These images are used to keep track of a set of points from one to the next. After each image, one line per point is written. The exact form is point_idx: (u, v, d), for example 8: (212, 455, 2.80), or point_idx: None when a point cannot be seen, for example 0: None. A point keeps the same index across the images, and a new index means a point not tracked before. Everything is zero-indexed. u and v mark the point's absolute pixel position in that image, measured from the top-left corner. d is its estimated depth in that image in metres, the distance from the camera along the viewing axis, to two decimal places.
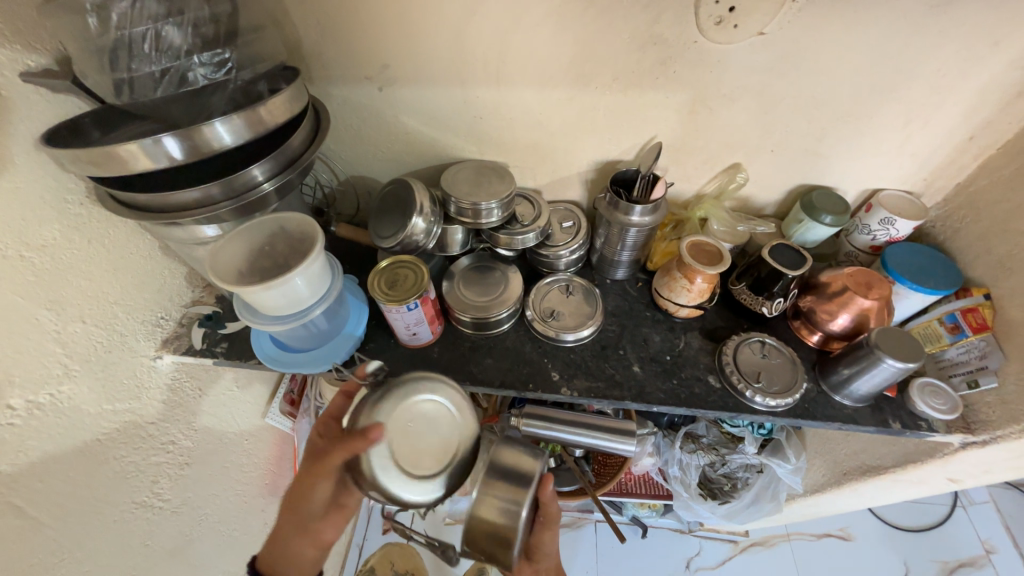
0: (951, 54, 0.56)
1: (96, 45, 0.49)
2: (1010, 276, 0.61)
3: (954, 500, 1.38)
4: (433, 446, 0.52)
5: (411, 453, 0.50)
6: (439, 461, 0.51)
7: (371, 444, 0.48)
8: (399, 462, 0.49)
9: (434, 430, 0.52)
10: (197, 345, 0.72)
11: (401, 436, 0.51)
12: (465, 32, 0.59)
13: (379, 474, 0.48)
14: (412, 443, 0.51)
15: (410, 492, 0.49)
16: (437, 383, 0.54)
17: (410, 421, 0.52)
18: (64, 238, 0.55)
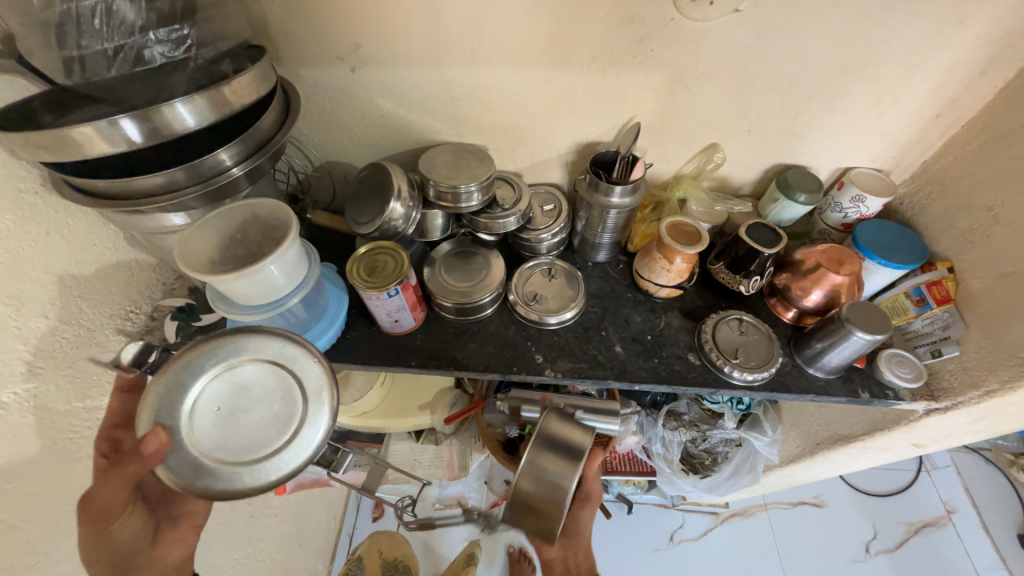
0: (919, 31, 0.57)
1: (39, 19, 0.45)
2: (972, 249, 0.64)
3: (918, 466, 1.46)
4: (265, 413, 0.48)
5: (239, 428, 0.48)
6: (289, 415, 0.48)
7: (149, 451, 0.44)
8: (222, 446, 0.46)
9: (256, 398, 0.49)
10: (124, 363, 0.58)
11: (218, 418, 0.48)
12: (438, 10, 0.57)
13: (205, 473, 0.45)
14: (226, 419, 0.48)
15: (263, 464, 0.46)
16: (236, 342, 0.50)
17: (225, 398, 0.48)
18: (18, 229, 0.52)
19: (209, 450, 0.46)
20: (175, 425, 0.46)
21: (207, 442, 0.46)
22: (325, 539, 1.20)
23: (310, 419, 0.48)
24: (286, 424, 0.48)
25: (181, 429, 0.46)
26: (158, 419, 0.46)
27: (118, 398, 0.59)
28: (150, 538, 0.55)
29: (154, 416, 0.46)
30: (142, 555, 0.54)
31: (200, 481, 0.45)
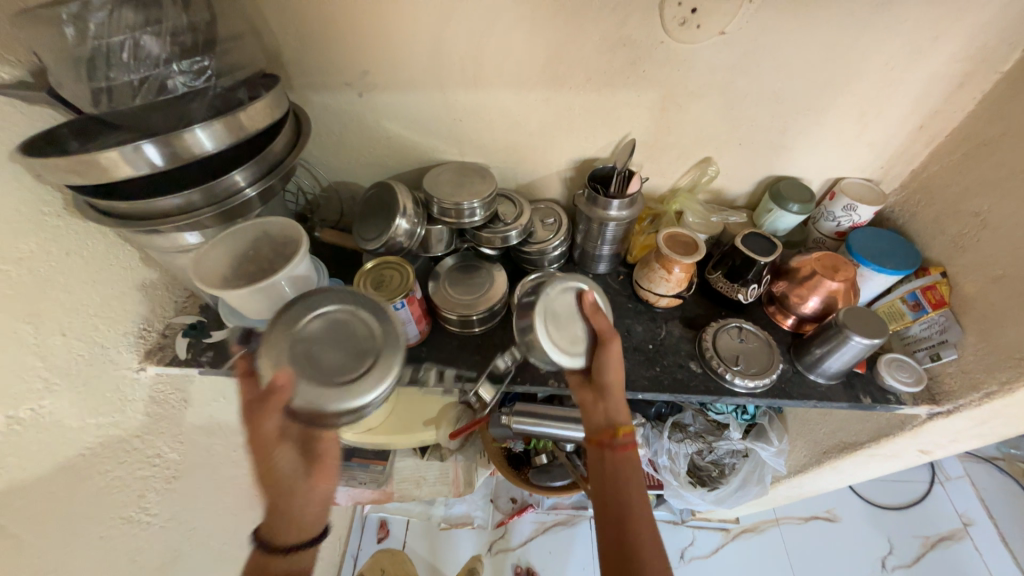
0: (896, 48, 0.60)
1: (71, 55, 0.48)
2: (963, 253, 0.65)
3: (931, 477, 1.44)
4: (353, 346, 0.52)
5: (337, 359, 0.51)
6: (374, 341, 0.52)
7: (284, 390, 0.49)
8: (328, 376, 0.50)
9: (339, 339, 0.52)
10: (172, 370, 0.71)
11: (317, 355, 0.51)
12: (441, 38, 0.60)
13: (320, 400, 0.48)
14: (325, 353, 0.51)
15: (369, 385, 0.49)
16: (310, 300, 0.53)
17: (320, 339, 0.52)
18: (41, 250, 0.54)
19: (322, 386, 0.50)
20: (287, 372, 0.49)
21: (319, 374, 0.50)
22: (330, 561, 1.18)
23: (392, 337, 0.53)
24: (378, 351, 0.52)
25: (296, 376, 0.50)
26: (275, 371, 0.50)
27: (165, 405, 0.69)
28: (304, 470, 0.57)
29: (268, 366, 0.50)
30: (300, 484, 0.56)
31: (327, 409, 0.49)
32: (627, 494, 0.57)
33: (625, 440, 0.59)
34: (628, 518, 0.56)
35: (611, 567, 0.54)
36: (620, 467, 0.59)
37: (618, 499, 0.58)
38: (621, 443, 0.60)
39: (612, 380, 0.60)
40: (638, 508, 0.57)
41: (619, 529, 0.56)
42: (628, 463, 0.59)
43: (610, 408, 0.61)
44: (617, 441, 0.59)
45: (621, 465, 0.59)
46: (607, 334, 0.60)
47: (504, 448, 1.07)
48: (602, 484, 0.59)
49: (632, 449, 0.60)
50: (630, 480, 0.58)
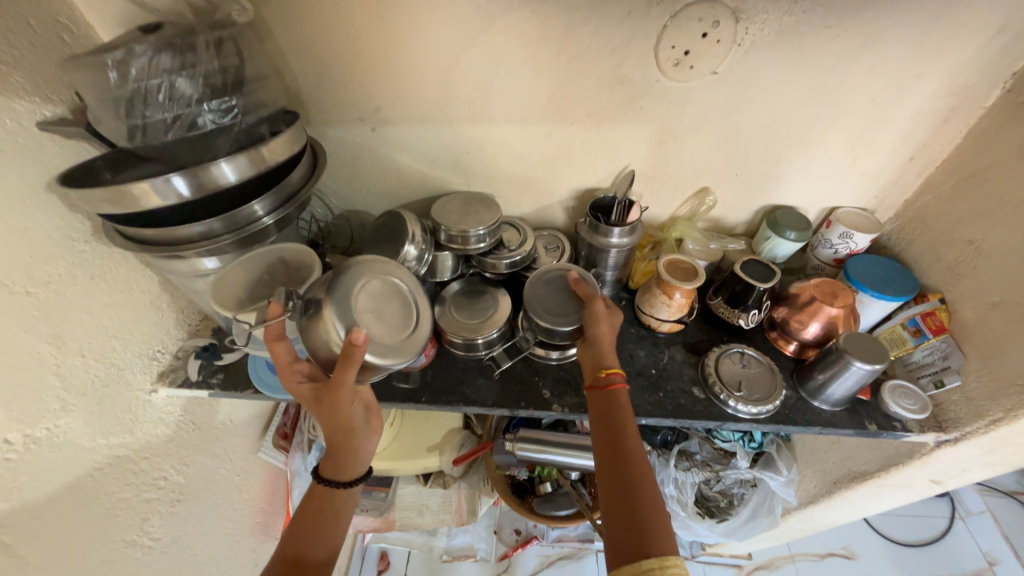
0: (880, 86, 0.63)
1: (113, 95, 0.52)
2: (960, 280, 0.66)
3: (951, 512, 1.39)
4: (393, 304, 0.58)
5: (391, 320, 0.57)
6: (406, 299, 0.60)
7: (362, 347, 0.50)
8: (387, 333, 0.55)
9: (381, 298, 0.57)
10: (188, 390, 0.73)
11: (376, 315, 0.55)
12: (450, 78, 0.65)
13: (385, 352, 0.54)
14: (382, 315, 0.56)
15: (417, 343, 0.58)
16: (352, 264, 0.55)
17: (375, 300, 0.56)
18: (68, 273, 0.57)
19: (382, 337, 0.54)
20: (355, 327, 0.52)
21: (377, 328, 0.54)
22: None
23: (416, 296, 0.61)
24: (419, 316, 0.60)
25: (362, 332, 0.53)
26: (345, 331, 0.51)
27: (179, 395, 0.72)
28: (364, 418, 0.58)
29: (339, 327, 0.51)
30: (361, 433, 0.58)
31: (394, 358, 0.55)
32: (620, 427, 0.56)
33: (616, 377, 0.60)
34: (624, 449, 0.54)
35: (610, 498, 0.51)
36: (613, 405, 0.58)
37: (609, 434, 0.56)
38: (613, 381, 0.60)
39: (601, 333, 0.65)
40: (632, 439, 0.55)
41: (615, 463, 0.53)
42: (620, 401, 0.59)
43: (597, 355, 0.64)
44: (605, 381, 0.60)
45: (613, 401, 0.59)
46: (592, 292, 0.70)
47: (507, 476, 1.05)
48: (596, 424, 0.58)
49: (623, 387, 0.60)
50: (622, 414, 0.58)
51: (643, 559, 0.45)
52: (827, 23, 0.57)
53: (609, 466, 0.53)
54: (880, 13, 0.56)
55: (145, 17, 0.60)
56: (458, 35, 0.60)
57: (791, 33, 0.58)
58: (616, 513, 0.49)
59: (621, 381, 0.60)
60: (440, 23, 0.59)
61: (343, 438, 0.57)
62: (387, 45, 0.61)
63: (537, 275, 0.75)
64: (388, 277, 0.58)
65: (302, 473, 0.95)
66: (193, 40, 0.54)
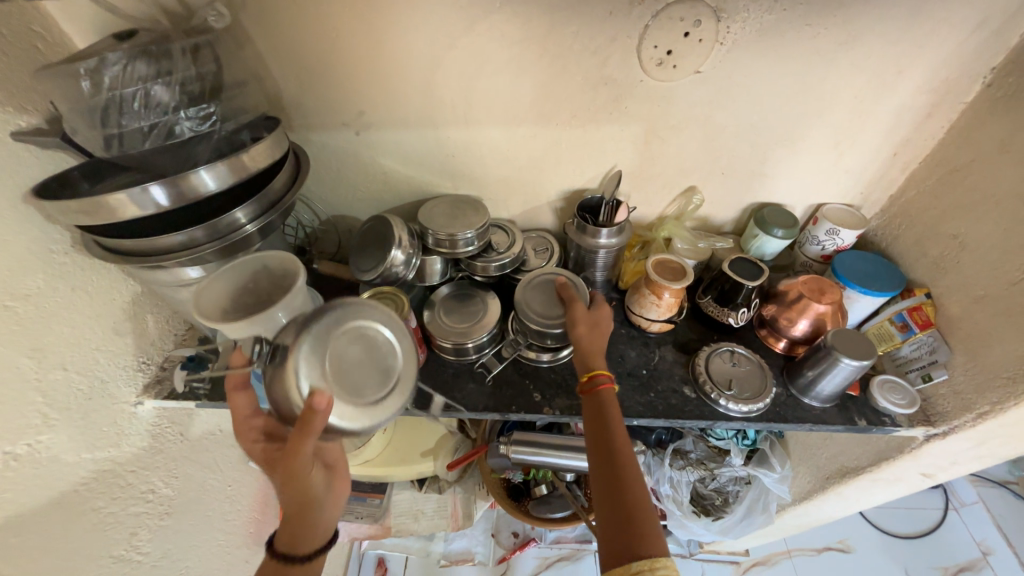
0: (863, 83, 0.63)
1: (88, 105, 0.51)
2: (945, 275, 0.67)
3: (945, 503, 1.40)
4: (370, 358, 0.53)
5: (365, 379, 0.52)
6: (387, 354, 0.54)
7: (324, 411, 0.46)
8: (358, 392, 0.51)
9: (360, 352, 0.52)
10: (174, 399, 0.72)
11: (348, 372, 0.51)
12: (434, 80, 0.64)
13: (355, 412, 0.50)
14: (354, 371, 0.51)
15: (390, 409, 0.53)
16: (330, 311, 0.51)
17: (350, 355, 0.51)
18: (48, 286, 0.56)
19: (350, 395, 0.50)
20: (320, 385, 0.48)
21: (346, 385, 0.50)
22: None
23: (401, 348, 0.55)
24: (402, 374, 0.54)
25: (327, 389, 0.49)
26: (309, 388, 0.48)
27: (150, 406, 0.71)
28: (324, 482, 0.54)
29: (302, 383, 0.48)
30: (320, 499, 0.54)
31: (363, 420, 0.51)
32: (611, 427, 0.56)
33: (601, 379, 0.60)
34: (613, 449, 0.53)
35: (603, 502, 0.50)
36: (602, 405, 0.58)
37: (599, 434, 0.56)
38: (600, 383, 0.60)
39: (582, 333, 0.65)
40: (621, 437, 0.55)
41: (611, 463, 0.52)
42: (607, 400, 0.59)
43: (585, 356, 0.63)
44: (590, 383, 0.60)
45: (600, 402, 0.59)
46: (571, 294, 0.70)
47: (503, 479, 1.05)
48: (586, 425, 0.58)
49: (609, 388, 0.60)
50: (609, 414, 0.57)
51: (634, 560, 0.45)
52: (809, 21, 0.57)
53: (601, 467, 0.53)
54: (859, 10, 0.56)
55: (121, 25, 0.59)
56: (440, 37, 0.60)
57: (772, 31, 0.58)
58: (608, 516, 0.49)
59: (607, 381, 0.60)
60: (421, 26, 0.59)
61: (300, 503, 0.52)
62: (369, 49, 0.61)
63: (530, 279, 0.76)
64: (368, 327, 0.53)
65: None
66: (168, 46, 0.53)
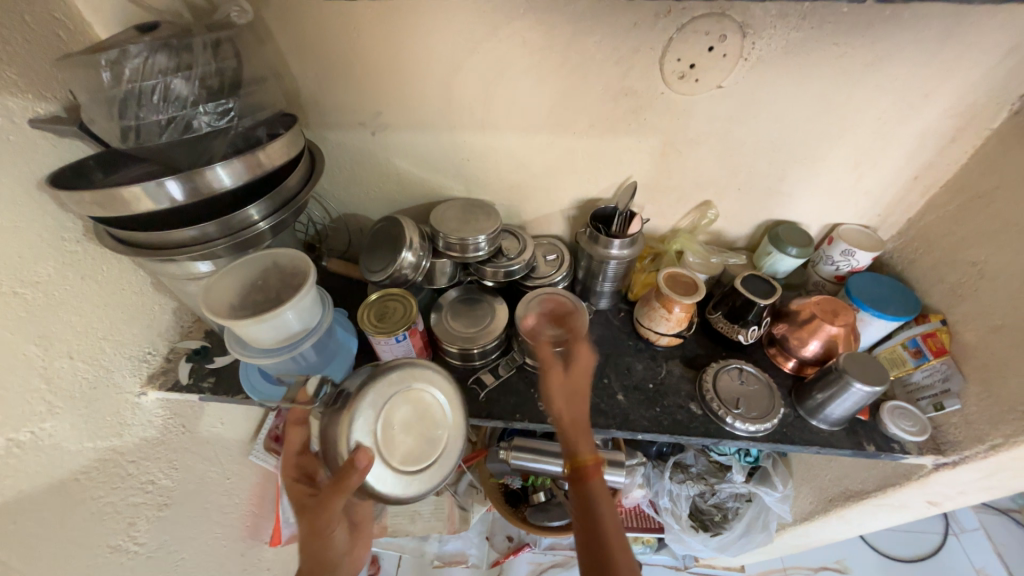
0: (888, 104, 0.62)
1: (107, 96, 0.51)
2: (962, 302, 0.66)
3: (945, 528, 1.38)
4: (420, 425, 0.53)
5: (408, 444, 0.52)
6: (439, 425, 0.54)
7: (362, 469, 0.47)
8: (402, 460, 0.51)
9: (415, 417, 0.53)
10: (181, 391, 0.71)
11: (396, 434, 0.51)
12: (453, 84, 0.64)
13: (396, 477, 0.50)
14: (402, 435, 0.51)
15: (426, 483, 0.52)
16: (393, 371, 0.52)
17: (401, 419, 0.52)
18: (58, 273, 0.56)
19: (389, 460, 0.50)
20: (367, 443, 0.49)
21: (388, 450, 0.50)
22: None
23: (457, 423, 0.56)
24: (449, 448, 0.54)
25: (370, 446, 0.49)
26: (354, 443, 0.48)
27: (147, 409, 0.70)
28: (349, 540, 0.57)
29: (352, 433, 0.48)
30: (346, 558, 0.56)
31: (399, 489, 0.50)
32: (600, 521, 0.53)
33: (590, 470, 0.55)
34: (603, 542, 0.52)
35: None
36: (590, 493, 0.55)
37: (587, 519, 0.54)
38: (587, 473, 0.55)
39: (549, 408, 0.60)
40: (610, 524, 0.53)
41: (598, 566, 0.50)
42: (595, 486, 0.55)
43: (573, 436, 0.57)
44: (577, 471, 0.56)
45: (591, 494, 0.55)
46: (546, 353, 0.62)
47: (501, 484, 1.05)
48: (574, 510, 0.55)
49: (597, 476, 0.55)
50: (602, 509, 0.54)
51: None
52: (836, 40, 0.56)
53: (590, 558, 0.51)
54: (889, 32, 0.55)
55: (145, 17, 0.59)
56: (462, 42, 0.59)
57: (798, 48, 0.57)
58: None
59: (595, 470, 0.55)
60: (444, 31, 0.58)
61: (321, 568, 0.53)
62: (390, 50, 0.60)
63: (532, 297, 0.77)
64: (426, 391, 0.54)
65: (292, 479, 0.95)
66: (190, 40, 0.53)
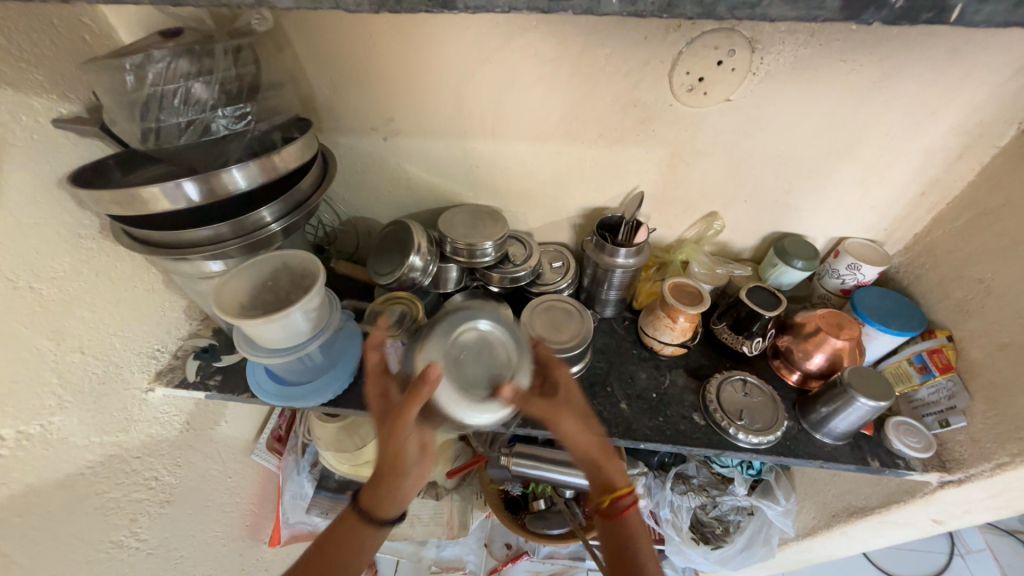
0: (895, 120, 0.63)
1: (129, 98, 0.52)
2: (968, 319, 0.66)
3: (950, 548, 1.36)
4: (486, 358, 0.58)
5: (475, 372, 0.57)
6: (505, 359, 0.58)
7: (433, 383, 0.51)
8: (468, 384, 0.55)
9: (483, 351, 0.59)
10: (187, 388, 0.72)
11: (464, 362, 0.57)
12: (464, 91, 0.65)
13: (462, 398, 0.54)
14: (469, 365, 0.57)
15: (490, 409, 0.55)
16: (465, 313, 0.61)
17: (469, 352, 0.58)
18: (73, 269, 0.57)
19: (457, 382, 0.55)
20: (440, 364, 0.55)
21: (457, 376, 0.55)
22: None
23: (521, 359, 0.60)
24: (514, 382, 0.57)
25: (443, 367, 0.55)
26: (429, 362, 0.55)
27: (153, 406, 0.71)
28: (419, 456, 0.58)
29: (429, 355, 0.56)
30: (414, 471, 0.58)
31: (465, 409, 0.54)
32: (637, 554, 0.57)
33: (624, 503, 0.58)
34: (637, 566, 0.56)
35: None
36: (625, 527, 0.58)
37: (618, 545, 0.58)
38: (624, 506, 0.58)
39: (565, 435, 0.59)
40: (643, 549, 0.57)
41: None
42: (630, 519, 0.59)
43: (605, 464, 0.59)
44: (613, 508, 0.59)
45: (624, 524, 0.58)
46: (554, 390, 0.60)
47: (501, 491, 1.04)
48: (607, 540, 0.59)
49: (632, 509, 0.58)
50: (635, 538, 0.58)
51: None
52: (844, 57, 0.57)
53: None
54: (896, 50, 0.56)
55: (168, 23, 0.60)
56: (474, 51, 0.61)
57: (806, 64, 0.58)
58: None
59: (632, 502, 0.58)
60: (456, 40, 0.60)
61: (396, 471, 0.56)
62: (404, 58, 0.62)
63: (536, 302, 0.77)
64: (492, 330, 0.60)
65: (295, 476, 0.98)
66: (212, 46, 0.54)
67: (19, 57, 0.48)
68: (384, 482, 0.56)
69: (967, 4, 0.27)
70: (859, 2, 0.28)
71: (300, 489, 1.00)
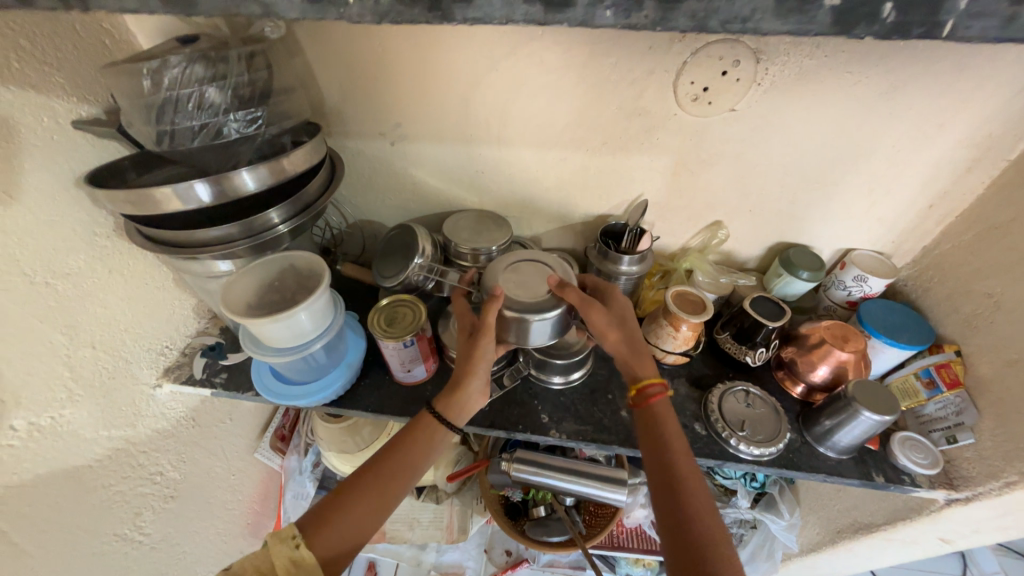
0: (902, 132, 0.62)
1: (145, 102, 0.54)
2: (977, 333, 0.65)
3: (964, 570, 1.32)
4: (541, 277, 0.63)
5: (534, 287, 0.61)
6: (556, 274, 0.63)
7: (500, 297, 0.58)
8: (530, 297, 0.60)
9: (536, 273, 0.63)
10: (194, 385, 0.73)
11: (523, 283, 0.62)
12: (471, 97, 0.66)
13: (525, 308, 0.59)
14: (527, 284, 0.62)
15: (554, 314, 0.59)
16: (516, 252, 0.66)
17: (524, 274, 0.63)
18: (87, 266, 0.59)
19: (519, 297, 0.60)
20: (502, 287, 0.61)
21: (518, 292, 0.60)
22: None
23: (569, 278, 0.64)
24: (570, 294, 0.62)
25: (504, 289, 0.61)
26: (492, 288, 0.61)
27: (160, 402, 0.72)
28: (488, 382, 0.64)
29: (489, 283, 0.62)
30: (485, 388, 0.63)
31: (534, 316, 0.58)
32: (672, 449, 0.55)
33: (652, 391, 0.59)
34: (673, 461, 0.54)
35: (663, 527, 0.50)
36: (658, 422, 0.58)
37: (659, 459, 0.55)
38: (651, 394, 0.59)
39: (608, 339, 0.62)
40: (678, 450, 0.55)
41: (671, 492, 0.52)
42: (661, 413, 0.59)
43: (633, 358, 0.61)
44: (643, 399, 0.59)
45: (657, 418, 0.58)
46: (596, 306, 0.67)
47: (501, 496, 1.04)
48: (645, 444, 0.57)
49: (660, 398, 0.59)
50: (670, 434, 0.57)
51: None
52: (849, 68, 0.57)
53: (664, 497, 0.52)
54: (903, 62, 0.56)
55: (185, 29, 0.62)
56: (480, 60, 0.62)
57: (811, 75, 0.58)
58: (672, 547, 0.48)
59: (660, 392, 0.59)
60: (464, 48, 0.61)
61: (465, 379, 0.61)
62: (412, 65, 0.63)
63: None
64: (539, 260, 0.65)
65: (297, 477, 0.98)
66: (226, 52, 0.55)
67: (41, 61, 0.50)
68: (455, 388, 0.62)
69: (959, 20, 0.28)
70: (851, 17, 0.28)
71: (302, 490, 1.00)
